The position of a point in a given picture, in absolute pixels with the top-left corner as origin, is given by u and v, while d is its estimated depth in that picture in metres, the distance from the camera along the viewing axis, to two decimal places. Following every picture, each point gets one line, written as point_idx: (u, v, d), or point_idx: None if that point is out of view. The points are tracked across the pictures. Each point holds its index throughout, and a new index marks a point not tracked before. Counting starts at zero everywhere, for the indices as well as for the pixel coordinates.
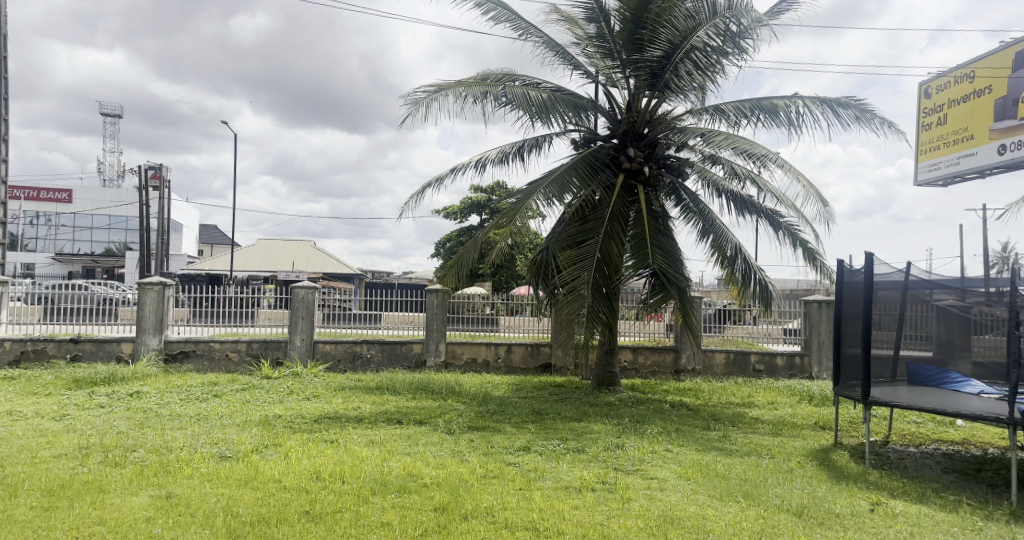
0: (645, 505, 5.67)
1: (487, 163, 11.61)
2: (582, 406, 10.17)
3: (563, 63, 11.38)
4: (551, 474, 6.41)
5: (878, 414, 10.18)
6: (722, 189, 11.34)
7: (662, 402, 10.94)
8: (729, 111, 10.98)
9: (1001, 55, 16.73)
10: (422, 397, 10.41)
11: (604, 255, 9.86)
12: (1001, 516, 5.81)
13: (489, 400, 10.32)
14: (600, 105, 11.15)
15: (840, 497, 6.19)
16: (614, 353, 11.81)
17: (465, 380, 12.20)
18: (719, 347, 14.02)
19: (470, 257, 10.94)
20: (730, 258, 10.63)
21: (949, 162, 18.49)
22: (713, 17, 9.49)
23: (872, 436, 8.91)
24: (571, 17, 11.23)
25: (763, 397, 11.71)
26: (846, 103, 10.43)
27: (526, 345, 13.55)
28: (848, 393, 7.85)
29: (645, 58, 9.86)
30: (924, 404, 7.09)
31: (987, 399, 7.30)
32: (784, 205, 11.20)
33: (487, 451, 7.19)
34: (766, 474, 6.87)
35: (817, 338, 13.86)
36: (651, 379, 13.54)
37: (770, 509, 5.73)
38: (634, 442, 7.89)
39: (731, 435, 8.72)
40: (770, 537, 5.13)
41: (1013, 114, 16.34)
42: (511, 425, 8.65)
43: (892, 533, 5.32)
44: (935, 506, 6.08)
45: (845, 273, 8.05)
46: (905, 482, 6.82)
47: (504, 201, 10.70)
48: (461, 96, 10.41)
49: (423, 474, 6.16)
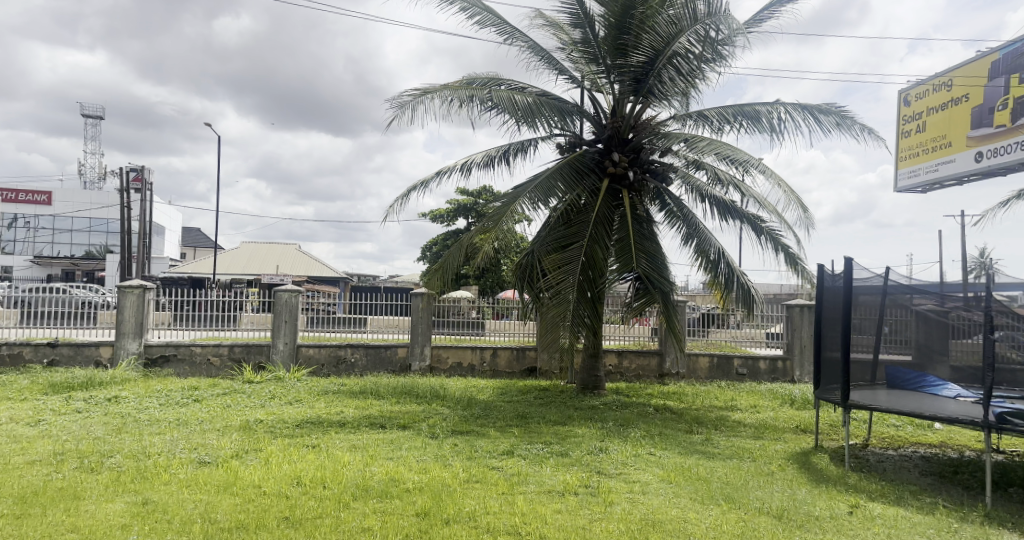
0: (627, 509, 5.70)
1: (472, 167, 11.62)
2: (567, 410, 10.19)
3: (548, 68, 11.41)
4: (534, 479, 6.41)
5: (858, 417, 10.30)
6: (705, 194, 11.43)
7: (646, 406, 10.99)
8: (712, 117, 11.07)
9: (977, 64, 17.02)
10: (406, 401, 10.38)
11: (588, 259, 9.85)
12: (977, 518, 5.90)
13: (474, 404, 10.32)
14: (585, 110, 11.22)
15: (820, 500, 6.26)
16: (599, 357, 11.83)
17: (450, 384, 12.19)
18: (703, 351, 14.08)
19: (455, 260, 10.93)
20: (714, 262, 10.70)
21: (928, 169, 18.76)
22: (694, 23, 9.46)
23: (852, 440, 8.98)
24: (557, 22, 11.29)
25: (746, 401, 11.79)
26: (827, 109, 10.55)
27: (511, 349, 13.59)
28: (827, 396, 7.94)
29: (629, 63, 9.92)
30: (902, 408, 7.18)
31: (963, 402, 7.41)
32: (766, 210, 11.30)
33: (470, 456, 7.18)
34: (747, 477, 6.92)
35: (798, 341, 14.00)
36: (636, 383, 13.59)
37: (750, 512, 5.78)
38: (617, 446, 7.92)
39: (716, 439, 8.78)
40: None
41: (990, 122, 16.61)
42: (495, 429, 8.65)
43: (869, 535, 5.38)
44: (912, 509, 6.16)
45: (825, 277, 8.13)
46: (884, 485, 6.90)
47: (490, 206, 10.70)
48: (447, 100, 10.40)
49: (406, 479, 6.14)
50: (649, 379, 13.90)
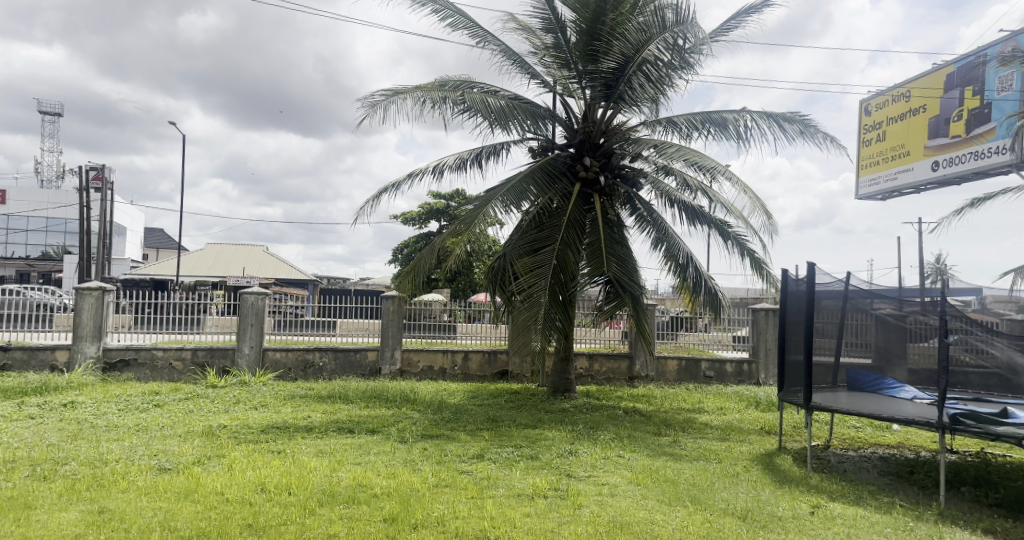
0: (597, 511, 5.72)
1: (444, 169, 11.59)
2: (538, 413, 10.20)
3: (520, 72, 11.46)
4: (503, 482, 6.41)
5: (820, 418, 10.53)
6: (674, 200, 11.57)
7: (616, 409, 11.07)
8: (681, 124, 11.23)
9: (934, 76, 17.54)
10: (376, 406, 10.29)
11: (560, 262, 9.89)
12: (932, 516, 6.06)
13: (445, 408, 10.27)
14: (557, 114, 11.28)
15: (783, 500, 6.38)
16: (570, 360, 11.87)
17: (421, 388, 12.12)
18: (671, 354, 14.25)
19: (428, 263, 10.87)
20: (682, 265, 10.84)
21: (887, 178, 19.27)
22: (664, 31, 9.60)
23: (816, 441, 9.16)
24: (529, 27, 11.34)
25: (712, 403, 11.94)
26: (791, 118, 10.78)
27: (483, 352, 13.58)
28: (791, 398, 8.10)
29: (600, 69, 10.02)
30: (861, 410, 7.34)
31: (919, 404, 7.63)
32: (733, 216, 11.49)
33: (440, 460, 7.15)
34: (714, 478, 7.02)
35: (763, 344, 14.27)
36: (606, 386, 13.68)
37: (715, 513, 5.85)
38: (587, 449, 7.97)
39: (682, 441, 8.87)
40: None
41: (946, 133, 17.13)
42: (465, 433, 8.62)
43: (830, 535, 5.50)
44: (871, 508, 6.31)
45: (789, 281, 8.28)
46: (845, 485, 7.05)
47: (462, 208, 10.70)
48: (419, 101, 10.35)
49: (374, 484, 6.09)
50: (617, 381, 14.01)
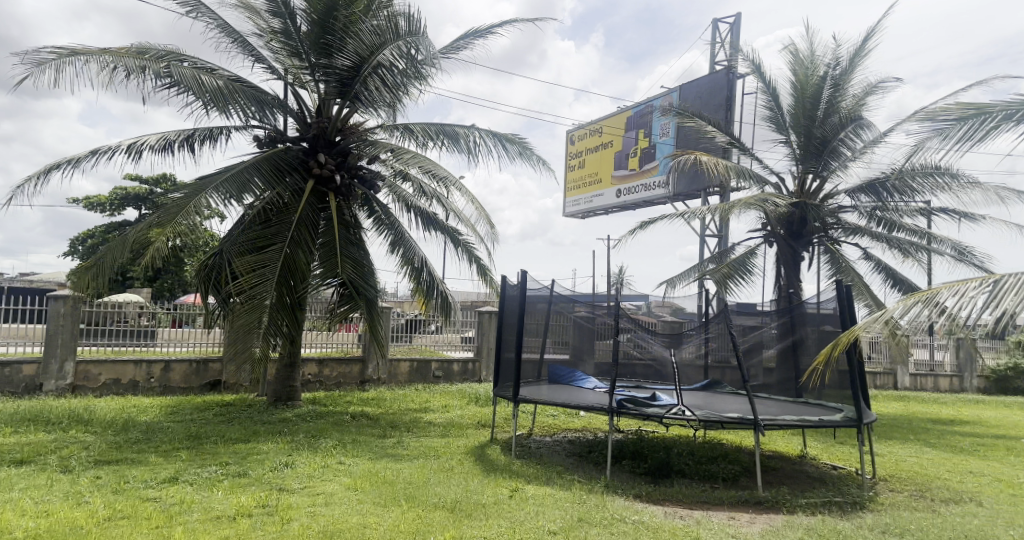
0: (305, 523, 5.77)
1: (141, 148, 10.48)
2: (252, 426, 9.78)
3: (242, 53, 10.90)
4: (209, 508, 6.10)
5: (528, 410, 11.75)
6: (410, 204, 11.97)
7: (342, 414, 11.09)
8: (417, 133, 11.68)
9: (619, 117, 20.60)
10: (27, 431, 8.90)
11: (287, 263, 9.60)
12: (601, 488, 7.20)
13: (132, 427, 9.32)
14: (287, 106, 11.01)
15: (486, 488, 7.05)
16: (296, 366, 11.58)
17: (99, 406, 10.73)
18: (405, 355, 14.63)
19: (116, 258, 9.74)
20: (417, 269, 11.28)
21: (585, 201, 22.09)
22: (397, 38, 9.82)
23: (519, 431, 10.23)
24: (250, 6, 10.74)
25: (431, 403, 12.54)
26: (514, 139, 11.88)
27: (189, 362, 12.53)
28: (501, 393, 8.93)
29: (335, 65, 10.06)
30: (558, 401, 8.38)
31: (601, 391, 8.98)
32: (463, 223, 12.26)
33: (118, 489, 6.52)
34: (429, 474, 7.46)
35: (487, 344, 15.46)
36: (336, 392, 13.37)
37: (426, 509, 6.28)
38: (303, 459, 7.89)
39: (394, 443, 9.20)
40: (423, 533, 5.64)
41: (626, 166, 20.24)
42: (155, 454, 7.93)
43: (521, 514, 6.24)
44: (558, 487, 7.29)
45: (507, 286, 9.13)
46: (539, 468, 8.02)
47: (170, 194, 9.79)
48: (103, 64, 9.20)
49: (13, 527, 5.35)
50: (349, 385, 13.99)
